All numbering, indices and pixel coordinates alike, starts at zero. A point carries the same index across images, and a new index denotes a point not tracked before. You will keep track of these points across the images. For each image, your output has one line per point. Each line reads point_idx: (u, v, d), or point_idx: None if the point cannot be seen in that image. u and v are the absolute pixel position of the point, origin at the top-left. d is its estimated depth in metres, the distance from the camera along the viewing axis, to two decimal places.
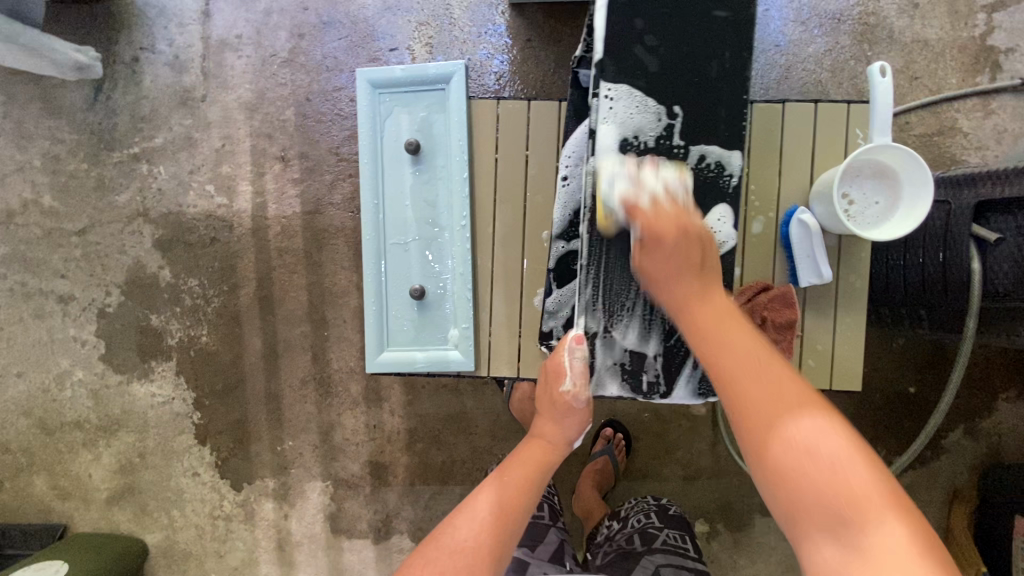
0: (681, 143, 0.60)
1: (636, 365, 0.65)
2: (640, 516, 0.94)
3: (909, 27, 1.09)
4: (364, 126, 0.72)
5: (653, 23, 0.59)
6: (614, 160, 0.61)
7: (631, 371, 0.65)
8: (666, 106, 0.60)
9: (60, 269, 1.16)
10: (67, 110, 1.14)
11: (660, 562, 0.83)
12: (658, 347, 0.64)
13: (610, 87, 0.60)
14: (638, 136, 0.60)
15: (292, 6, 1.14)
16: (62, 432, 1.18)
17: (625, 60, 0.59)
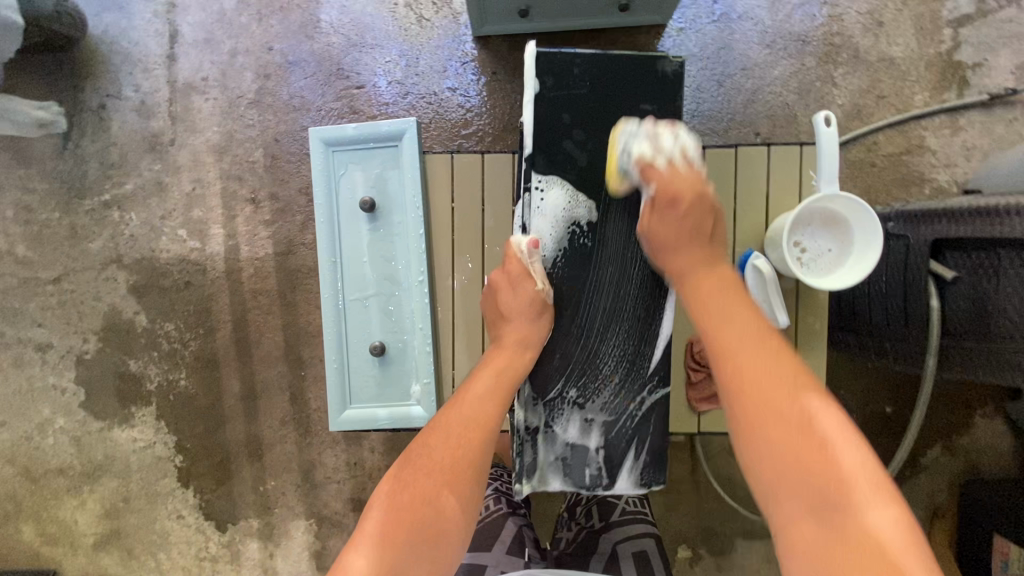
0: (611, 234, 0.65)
1: (577, 459, 0.67)
2: None
3: (875, 45, 1.08)
4: (319, 184, 0.72)
5: (576, 119, 0.64)
6: (551, 248, 0.66)
7: (571, 466, 0.67)
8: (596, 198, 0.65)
9: (36, 318, 1.16)
10: (37, 160, 1.14)
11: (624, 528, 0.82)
12: (598, 441, 0.67)
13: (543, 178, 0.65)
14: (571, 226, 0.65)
15: (256, 46, 1.14)
16: (46, 480, 1.18)
17: (556, 154, 0.64)
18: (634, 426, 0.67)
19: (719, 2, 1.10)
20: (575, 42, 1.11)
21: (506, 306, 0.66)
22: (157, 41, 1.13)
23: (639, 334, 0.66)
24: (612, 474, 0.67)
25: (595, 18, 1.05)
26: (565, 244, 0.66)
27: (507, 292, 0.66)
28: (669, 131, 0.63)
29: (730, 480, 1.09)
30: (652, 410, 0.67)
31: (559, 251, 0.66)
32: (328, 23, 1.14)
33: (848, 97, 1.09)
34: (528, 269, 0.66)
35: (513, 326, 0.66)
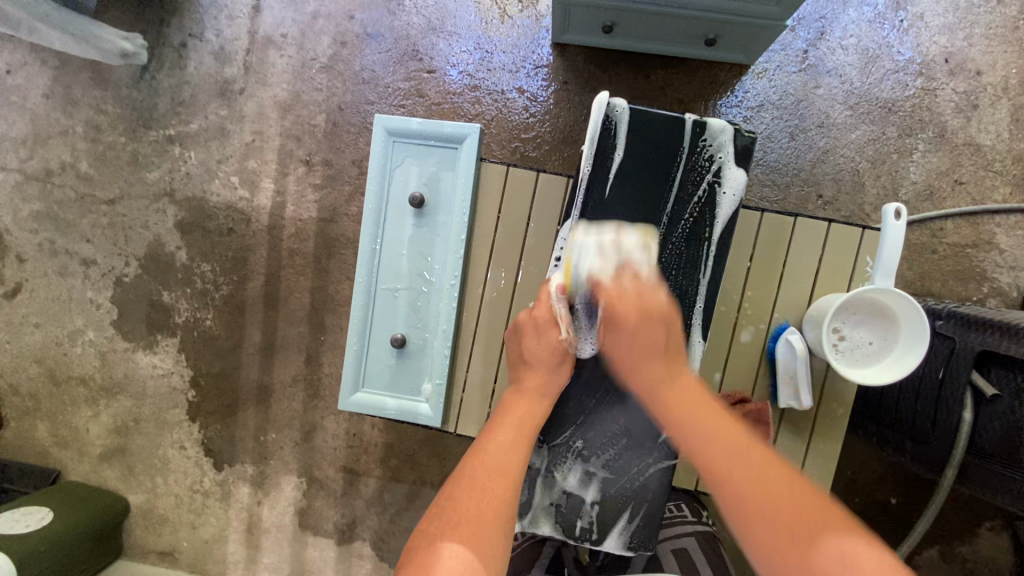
0: None
1: (571, 509, 0.68)
2: None
3: (963, 128, 1.04)
4: (373, 171, 0.73)
5: (633, 172, 0.65)
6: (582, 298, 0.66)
7: (564, 513, 0.68)
8: None
9: (86, 234, 1.22)
10: (114, 84, 1.18)
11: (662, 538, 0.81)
12: (596, 495, 0.67)
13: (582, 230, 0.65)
14: None
15: (339, 12, 1.15)
16: (68, 386, 1.25)
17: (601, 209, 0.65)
18: (635, 489, 0.67)
19: (809, 53, 1.06)
20: (653, 67, 1.09)
21: (531, 352, 0.63)
22: None
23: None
24: (602, 530, 0.67)
25: (679, 47, 1.02)
26: None
27: (534, 340, 0.64)
28: (613, 240, 0.59)
29: (716, 533, 1.08)
30: (655, 476, 0.67)
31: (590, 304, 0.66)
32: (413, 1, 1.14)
33: (923, 176, 1.04)
34: (557, 316, 0.61)
35: (534, 372, 0.64)
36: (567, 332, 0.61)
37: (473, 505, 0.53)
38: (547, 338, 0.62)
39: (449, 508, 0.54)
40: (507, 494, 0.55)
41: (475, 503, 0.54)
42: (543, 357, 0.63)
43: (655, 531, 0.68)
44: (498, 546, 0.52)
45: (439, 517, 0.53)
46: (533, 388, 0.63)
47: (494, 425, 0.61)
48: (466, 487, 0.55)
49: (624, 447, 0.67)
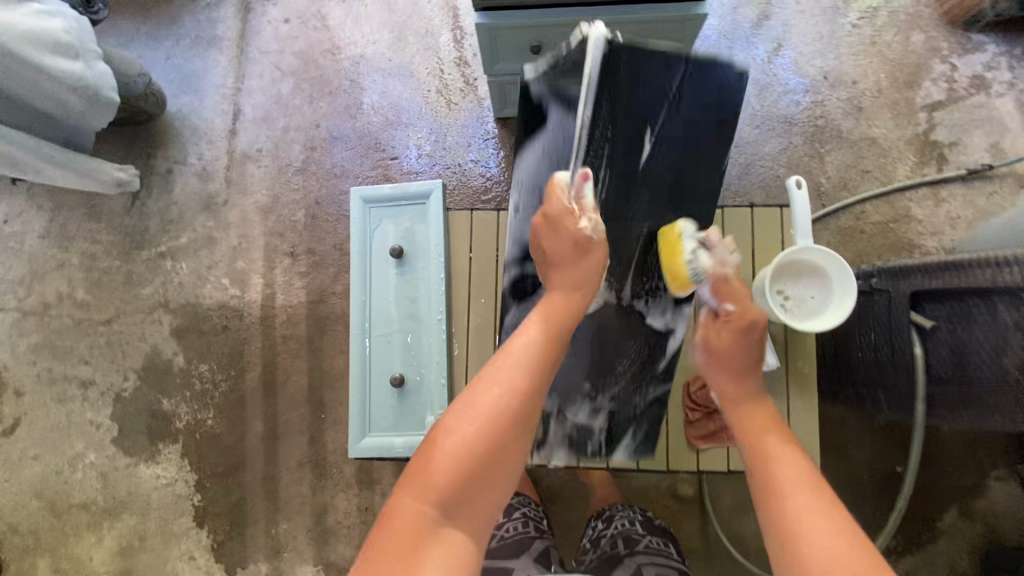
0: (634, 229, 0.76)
1: (581, 438, 0.79)
2: (625, 521, 0.87)
3: (856, 126, 1.21)
4: (354, 234, 0.83)
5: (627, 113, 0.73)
6: None
7: (575, 444, 0.80)
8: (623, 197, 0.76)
9: (84, 356, 1.26)
10: (106, 215, 1.30)
11: (641, 562, 0.75)
12: (603, 425, 0.79)
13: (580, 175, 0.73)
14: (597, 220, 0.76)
15: (307, 122, 1.31)
16: (69, 514, 1.22)
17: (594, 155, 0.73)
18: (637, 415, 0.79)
19: None
20: None
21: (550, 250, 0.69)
22: (223, 118, 1.31)
23: (653, 339, 0.78)
24: (610, 452, 0.79)
25: None
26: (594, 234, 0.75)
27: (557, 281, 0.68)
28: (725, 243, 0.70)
29: (741, 540, 1.09)
30: (653, 405, 0.79)
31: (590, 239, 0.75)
32: (369, 104, 1.31)
33: (835, 171, 1.19)
34: (570, 207, 0.68)
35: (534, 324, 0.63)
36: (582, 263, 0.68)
37: (446, 472, 0.54)
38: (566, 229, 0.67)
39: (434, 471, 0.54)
40: (486, 459, 0.55)
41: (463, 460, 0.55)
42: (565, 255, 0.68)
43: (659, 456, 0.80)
44: (477, 515, 0.54)
45: (412, 476, 0.55)
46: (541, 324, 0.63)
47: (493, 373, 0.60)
48: (444, 451, 0.55)
49: (631, 381, 0.79)
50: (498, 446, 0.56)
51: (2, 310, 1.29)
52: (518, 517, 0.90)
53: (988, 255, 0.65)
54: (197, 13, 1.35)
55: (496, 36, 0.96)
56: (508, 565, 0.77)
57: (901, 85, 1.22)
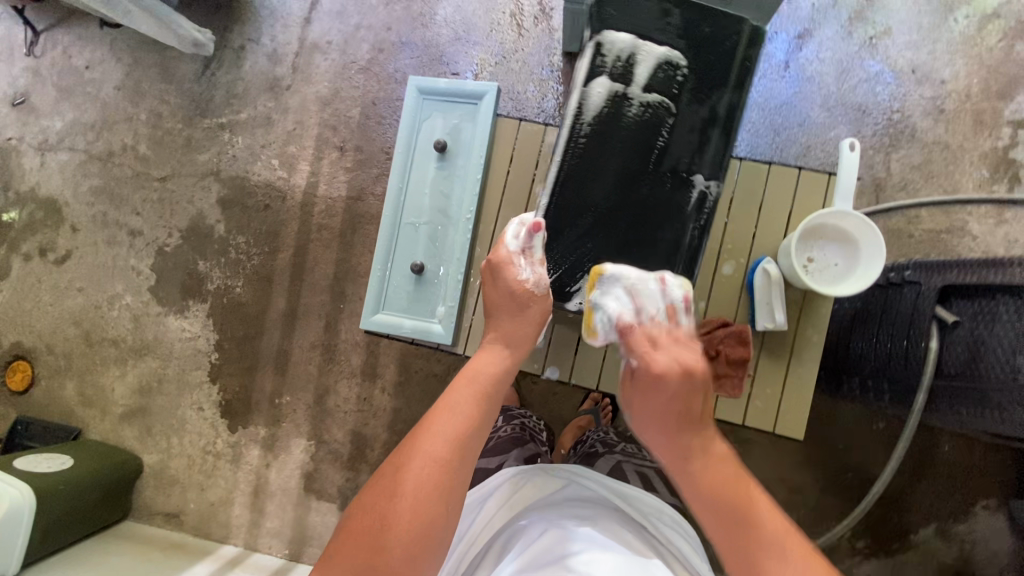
0: (653, 125, 0.69)
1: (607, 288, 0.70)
2: (600, 433, 0.99)
3: (932, 129, 1.15)
4: (404, 122, 0.84)
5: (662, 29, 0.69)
6: (609, 92, 0.69)
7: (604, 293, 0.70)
8: (646, 95, 0.69)
9: (137, 207, 1.35)
10: (178, 79, 1.35)
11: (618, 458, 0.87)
12: None
13: (609, 52, 0.69)
14: (627, 96, 0.68)
15: (379, 24, 1.32)
16: (100, 347, 1.33)
17: (626, 43, 0.69)
18: None
19: (789, 63, 1.20)
20: None
21: (494, 304, 0.70)
22: (300, 4, 1.34)
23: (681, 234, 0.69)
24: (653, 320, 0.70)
25: None
26: (622, 105, 0.69)
27: (484, 355, 0.66)
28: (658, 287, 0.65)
29: None
30: None
31: (620, 110, 0.69)
32: (442, 17, 1.31)
33: (899, 170, 1.15)
34: (517, 265, 0.69)
35: (491, 351, 0.66)
36: (521, 275, 0.68)
37: (425, 479, 0.53)
38: (508, 284, 0.69)
39: (357, 534, 0.52)
40: (460, 470, 0.55)
41: (381, 515, 0.52)
42: (506, 310, 0.69)
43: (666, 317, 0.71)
44: (448, 518, 0.54)
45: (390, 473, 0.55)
46: (484, 371, 0.63)
47: (425, 426, 0.57)
48: (420, 457, 0.54)
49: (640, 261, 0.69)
50: (463, 460, 0.56)
51: (71, 150, 1.38)
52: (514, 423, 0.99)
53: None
54: None
55: None
56: (503, 459, 0.86)
57: (992, 95, 1.15)
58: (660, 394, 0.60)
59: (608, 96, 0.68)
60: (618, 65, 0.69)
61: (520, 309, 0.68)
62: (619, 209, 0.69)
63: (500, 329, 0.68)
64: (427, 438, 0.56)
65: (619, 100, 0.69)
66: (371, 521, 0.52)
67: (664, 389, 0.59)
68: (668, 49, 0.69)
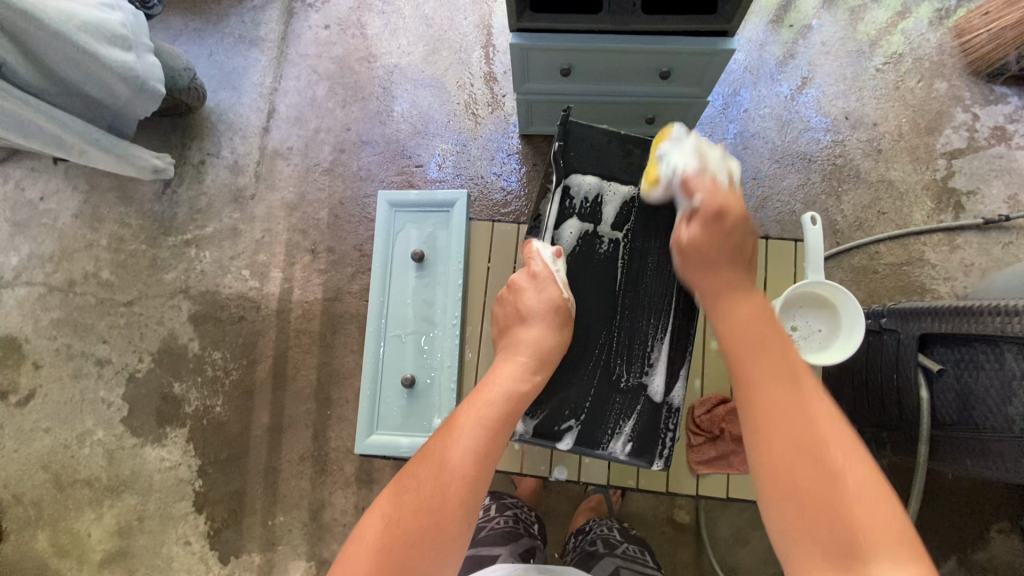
0: (622, 254, 0.76)
1: (592, 426, 0.72)
2: (603, 529, 0.96)
3: (874, 168, 1.23)
4: (378, 236, 0.85)
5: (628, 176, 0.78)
6: (578, 229, 0.77)
7: (590, 427, 0.72)
8: (615, 229, 0.76)
9: (103, 334, 1.30)
10: (138, 201, 1.34)
11: (618, 564, 0.82)
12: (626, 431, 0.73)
13: (576, 192, 0.77)
14: (597, 234, 0.76)
15: (337, 126, 1.35)
16: (72, 489, 1.24)
17: (591, 185, 0.77)
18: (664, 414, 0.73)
19: (734, 123, 1.27)
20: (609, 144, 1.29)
21: (528, 309, 0.71)
22: (258, 115, 1.36)
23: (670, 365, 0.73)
24: (648, 454, 0.72)
25: (623, 126, 1.23)
26: (592, 240, 0.76)
27: (507, 362, 0.67)
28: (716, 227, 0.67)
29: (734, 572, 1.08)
30: (643, 417, 0.73)
31: (590, 244, 0.76)
32: (399, 112, 1.35)
33: (852, 211, 1.21)
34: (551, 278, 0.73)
35: (509, 360, 0.68)
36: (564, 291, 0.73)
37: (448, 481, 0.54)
38: (547, 294, 0.72)
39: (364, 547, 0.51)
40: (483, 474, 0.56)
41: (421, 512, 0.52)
42: (542, 318, 0.71)
43: (654, 446, 0.73)
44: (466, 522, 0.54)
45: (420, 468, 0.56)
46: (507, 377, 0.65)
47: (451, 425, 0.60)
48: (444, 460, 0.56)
49: (623, 398, 0.73)
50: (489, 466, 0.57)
51: (29, 284, 1.33)
52: (510, 514, 0.95)
53: (998, 303, 0.66)
54: (243, 14, 1.40)
55: (528, 57, 1.01)
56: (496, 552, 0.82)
57: (922, 131, 1.24)
58: (718, 229, 0.67)
59: (578, 233, 0.77)
60: (585, 205, 0.77)
61: (553, 320, 0.70)
62: (601, 335, 0.74)
63: (520, 340, 0.69)
64: (444, 455, 0.56)
65: (589, 237, 0.76)
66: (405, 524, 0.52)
67: (707, 252, 0.67)
68: (631, 188, 0.78)
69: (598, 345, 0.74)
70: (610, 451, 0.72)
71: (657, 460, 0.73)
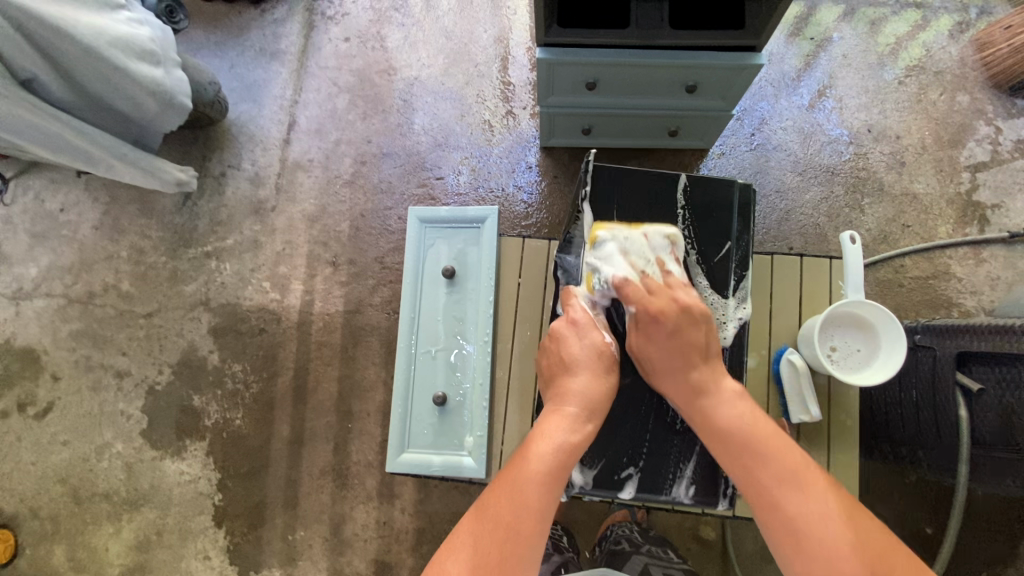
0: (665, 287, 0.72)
1: (653, 473, 0.71)
2: (625, 529, 0.98)
3: (898, 181, 1.22)
4: (408, 252, 0.85)
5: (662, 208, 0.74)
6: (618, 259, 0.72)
7: (650, 472, 0.71)
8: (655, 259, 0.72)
9: (122, 346, 1.29)
10: (158, 212, 1.34)
11: (647, 563, 0.86)
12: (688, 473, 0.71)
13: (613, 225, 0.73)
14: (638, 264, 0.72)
15: (358, 138, 1.35)
16: (90, 503, 1.23)
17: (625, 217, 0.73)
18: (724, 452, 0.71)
19: (756, 136, 1.27)
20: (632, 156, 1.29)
21: (574, 357, 0.69)
22: (278, 127, 1.36)
23: None
24: (712, 496, 0.71)
25: (645, 137, 1.23)
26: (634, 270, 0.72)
27: (555, 417, 0.65)
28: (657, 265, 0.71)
29: None
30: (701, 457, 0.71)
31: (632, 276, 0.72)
32: (420, 125, 1.35)
33: (876, 224, 1.20)
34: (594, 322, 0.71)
35: (558, 415, 0.65)
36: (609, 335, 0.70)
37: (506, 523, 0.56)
38: (591, 340, 0.69)
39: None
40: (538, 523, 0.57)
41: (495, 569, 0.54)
42: (588, 366, 0.68)
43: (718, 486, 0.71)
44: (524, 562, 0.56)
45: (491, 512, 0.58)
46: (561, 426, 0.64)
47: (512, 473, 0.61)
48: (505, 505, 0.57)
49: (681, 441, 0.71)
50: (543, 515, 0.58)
51: (49, 295, 1.32)
52: None
53: None
54: (264, 27, 1.40)
55: (555, 72, 1.01)
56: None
57: (945, 144, 1.24)
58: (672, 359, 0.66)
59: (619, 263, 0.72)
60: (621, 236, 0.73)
61: (600, 368, 0.68)
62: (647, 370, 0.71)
63: (568, 391, 0.67)
64: (498, 519, 0.57)
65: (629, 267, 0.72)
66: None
67: (663, 327, 0.67)
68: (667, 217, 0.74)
69: (654, 392, 0.71)
70: (673, 495, 0.71)
71: (721, 499, 0.71)
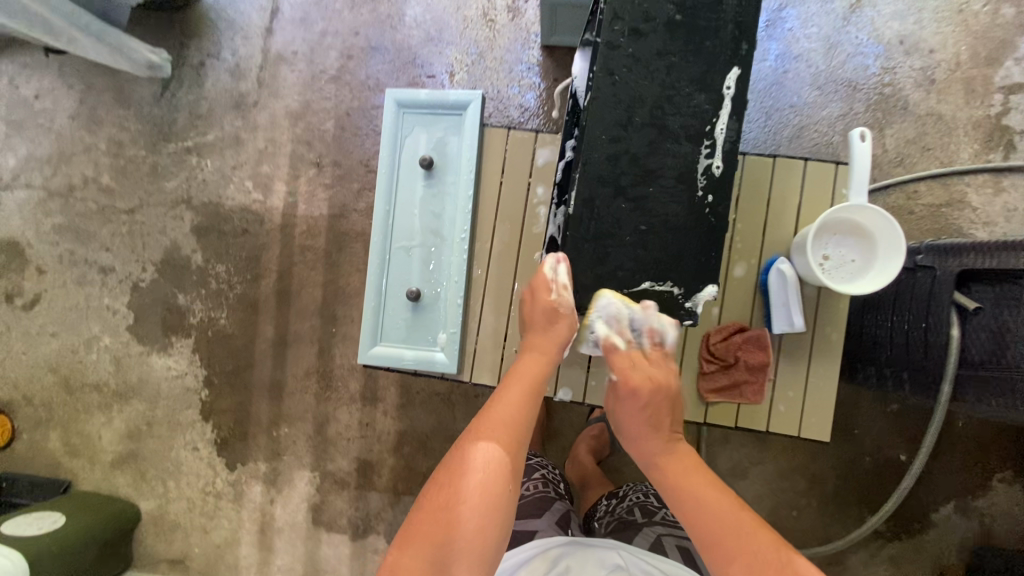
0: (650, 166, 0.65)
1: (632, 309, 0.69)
2: (640, 494, 0.89)
3: (924, 100, 1.13)
4: (385, 139, 0.79)
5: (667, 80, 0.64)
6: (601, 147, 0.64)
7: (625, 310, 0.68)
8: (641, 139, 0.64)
9: (105, 242, 1.27)
10: (135, 103, 1.27)
11: (659, 531, 0.77)
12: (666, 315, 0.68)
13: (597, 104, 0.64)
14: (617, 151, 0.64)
15: (345, 29, 1.25)
16: (82, 392, 1.26)
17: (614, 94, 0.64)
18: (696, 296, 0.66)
19: (776, 42, 1.16)
20: None
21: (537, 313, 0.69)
22: (259, 13, 1.26)
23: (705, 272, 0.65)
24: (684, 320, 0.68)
25: None
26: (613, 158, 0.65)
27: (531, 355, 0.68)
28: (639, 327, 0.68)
29: None
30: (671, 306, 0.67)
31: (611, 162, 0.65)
32: (411, 17, 1.24)
33: (894, 145, 1.13)
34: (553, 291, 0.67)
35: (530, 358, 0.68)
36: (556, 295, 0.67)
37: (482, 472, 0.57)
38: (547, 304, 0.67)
39: (413, 546, 0.54)
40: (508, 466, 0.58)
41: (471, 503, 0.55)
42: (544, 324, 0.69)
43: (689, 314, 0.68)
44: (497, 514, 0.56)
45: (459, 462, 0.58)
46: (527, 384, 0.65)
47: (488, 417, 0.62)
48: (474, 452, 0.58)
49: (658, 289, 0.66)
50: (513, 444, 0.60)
51: (29, 186, 1.29)
52: (540, 478, 0.90)
53: None
54: None
55: None
56: (533, 525, 0.77)
57: (982, 61, 1.13)
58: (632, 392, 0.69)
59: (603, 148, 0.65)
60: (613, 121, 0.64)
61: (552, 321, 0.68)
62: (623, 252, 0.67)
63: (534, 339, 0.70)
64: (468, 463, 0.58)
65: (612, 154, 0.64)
66: (435, 515, 0.55)
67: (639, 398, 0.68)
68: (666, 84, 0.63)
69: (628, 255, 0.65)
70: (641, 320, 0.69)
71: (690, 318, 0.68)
